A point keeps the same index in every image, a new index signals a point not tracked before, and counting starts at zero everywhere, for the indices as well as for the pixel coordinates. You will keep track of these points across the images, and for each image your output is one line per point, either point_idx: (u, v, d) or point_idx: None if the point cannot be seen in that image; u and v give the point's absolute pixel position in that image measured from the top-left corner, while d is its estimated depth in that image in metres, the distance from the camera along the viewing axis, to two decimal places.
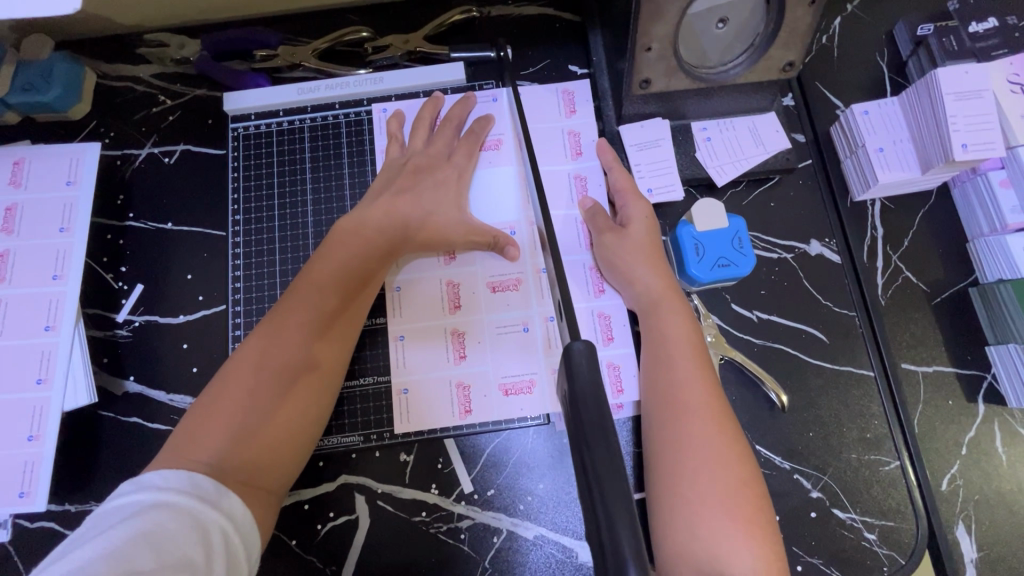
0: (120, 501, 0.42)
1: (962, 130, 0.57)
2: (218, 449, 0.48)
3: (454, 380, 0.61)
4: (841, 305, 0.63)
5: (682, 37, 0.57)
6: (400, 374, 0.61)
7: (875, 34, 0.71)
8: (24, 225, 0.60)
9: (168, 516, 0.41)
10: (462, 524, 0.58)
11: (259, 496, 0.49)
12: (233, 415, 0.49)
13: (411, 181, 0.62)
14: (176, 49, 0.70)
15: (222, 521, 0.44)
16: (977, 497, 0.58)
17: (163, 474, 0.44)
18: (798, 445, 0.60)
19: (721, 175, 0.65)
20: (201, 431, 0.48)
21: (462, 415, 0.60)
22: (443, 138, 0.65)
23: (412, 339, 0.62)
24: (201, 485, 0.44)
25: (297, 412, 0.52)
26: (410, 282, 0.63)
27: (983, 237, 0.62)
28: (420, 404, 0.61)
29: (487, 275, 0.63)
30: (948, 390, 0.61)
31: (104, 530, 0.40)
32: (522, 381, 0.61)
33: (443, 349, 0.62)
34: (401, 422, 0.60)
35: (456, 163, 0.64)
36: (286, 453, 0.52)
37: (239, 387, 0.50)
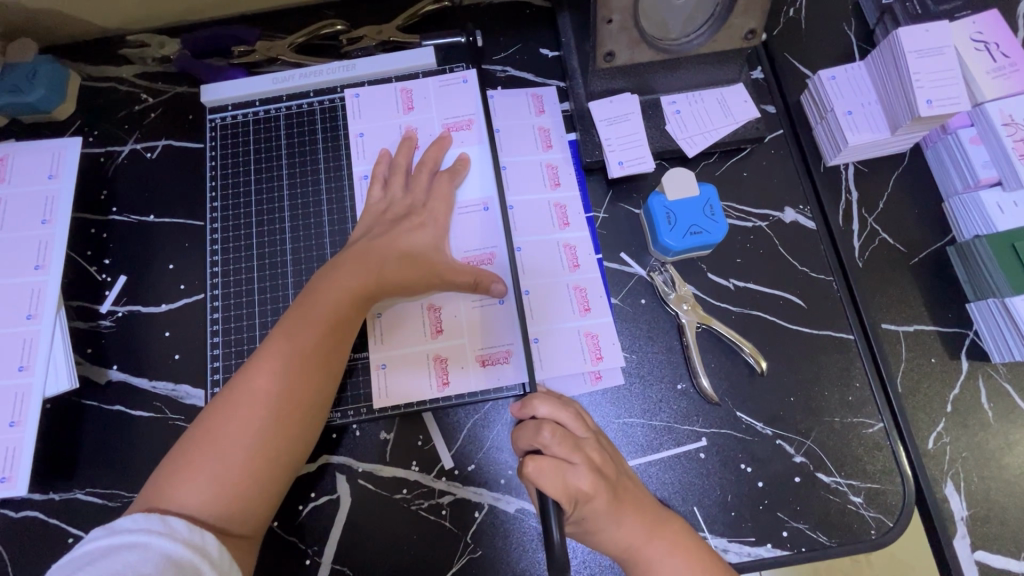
0: (92, 545, 0.42)
1: (927, 87, 0.57)
2: (192, 496, 0.47)
3: (431, 354, 0.60)
4: (817, 270, 0.63)
5: (644, 9, 0.57)
6: (377, 349, 0.61)
7: (841, 5, 0.72)
8: (7, 219, 0.61)
9: (140, 557, 0.41)
10: (443, 500, 0.58)
11: (234, 545, 0.48)
12: (207, 462, 0.48)
13: (387, 227, 0.59)
14: (156, 49, 0.72)
15: (195, 559, 0.43)
16: (964, 455, 0.57)
17: (135, 517, 0.44)
18: (780, 411, 0.59)
19: (691, 146, 0.65)
20: (178, 477, 0.48)
21: (440, 387, 0.60)
22: (421, 184, 0.62)
23: (391, 317, 0.61)
24: (175, 525, 0.44)
25: (272, 459, 0.51)
26: None
27: (957, 195, 0.62)
28: (397, 379, 0.60)
29: (461, 249, 0.63)
30: (930, 348, 0.60)
31: (77, 570, 0.40)
32: (499, 351, 0.60)
33: (418, 325, 0.61)
34: (378, 397, 0.59)
35: (433, 209, 0.61)
36: (263, 502, 0.50)
37: (216, 431, 0.49)
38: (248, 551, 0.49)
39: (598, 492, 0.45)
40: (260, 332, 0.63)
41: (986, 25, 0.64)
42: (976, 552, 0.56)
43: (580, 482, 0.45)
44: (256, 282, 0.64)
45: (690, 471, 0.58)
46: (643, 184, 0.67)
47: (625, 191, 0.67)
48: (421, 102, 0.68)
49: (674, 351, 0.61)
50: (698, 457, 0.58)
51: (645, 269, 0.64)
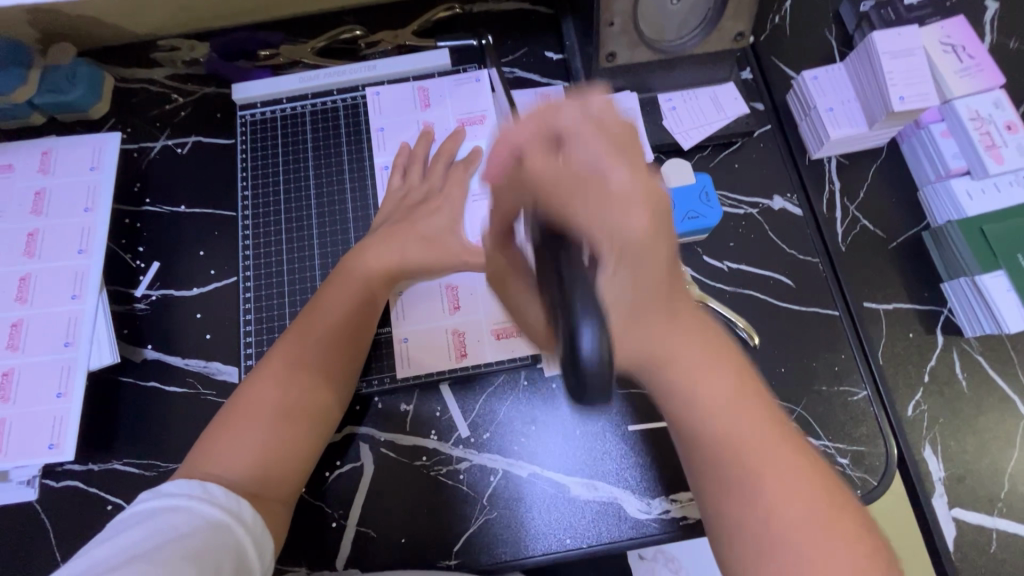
0: (141, 506, 0.47)
1: (900, 85, 0.63)
2: (237, 463, 0.51)
3: (449, 329, 0.65)
4: (804, 253, 0.68)
5: (642, 14, 0.63)
6: (398, 325, 0.65)
7: (823, 12, 0.78)
8: (52, 207, 0.65)
9: (181, 519, 0.45)
10: (460, 466, 0.62)
11: (269, 508, 0.52)
12: (247, 433, 0.53)
13: (406, 215, 0.65)
14: (187, 52, 0.78)
15: (229, 523, 0.47)
16: (941, 420, 0.62)
17: (177, 483, 0.48)
18: (772, 381, 0.64)
19: (686, 139, 0.71)
20: (220, 446, 0.52)
21: (458, 358, 0.64)
22: (438, 174, 0.68)
23: (412, 296, 0.66)
24: (213, 491, 0.48)
25: (309, 428, 0.56)
26: None
27: (930, 183, 0.68)
28: (418, 351, 0.64)
29: (476, 234, 0.68)
30: (908, 324, 0.65)
31: (125, 529, 0.45)
32: (512, 325, 0.64)
33: (437, 303, 0.66)
34: (400, 368, 0.64)
35: (449, 193, 0.66)
36: (295, 471, 0.55)
37: (255, 405, 0.54)
38: (285, 513, 0.53)
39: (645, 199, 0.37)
40: (289, 310, 0.68)
41: (953, 30, 0.70)
42: (953, 509, 0.61)
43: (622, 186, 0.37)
44: (285, 266, 0.69)
45: None
46: None
47: None
48: (437, 99, 0.73)
49: None
50: None
51: None
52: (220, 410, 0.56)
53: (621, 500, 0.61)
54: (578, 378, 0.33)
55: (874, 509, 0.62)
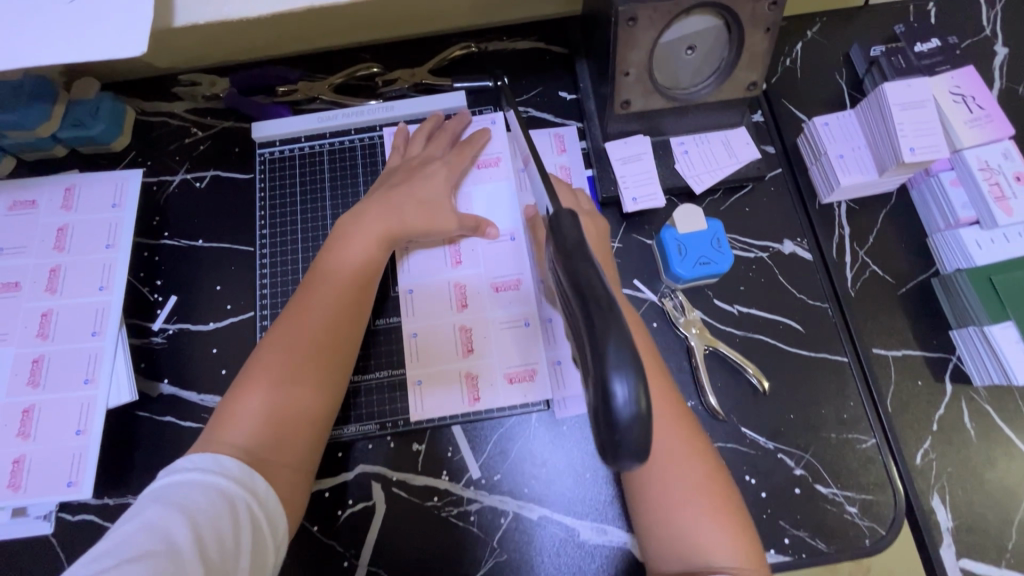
0: (158, 484, 0.49)
1: (909, 136, 0.64)
2: (245, 433, 0.54)
3: (461, 371, 0.66)
4: (814, 298, 0.69)
5: (656, 63, 0.64)
6: (412, 366, 0.66)
7: (833, 56, 0.79)
8: (74, 243, 0.67)
9: (201, 494, 0.48)
10: (471, 507, 0.63)
11: (281, 473, 0.54)
12: (257, 401, 0.55)
13: (405, 177, 0.68)
14: (207, 87, 0.79)
15: (246, 497, 0.50)
16: (950, 470, 0.63)
17: (193, 457, 0.50)
18: (781, 426, 0.64)
19: (698, 183, 0.72)
20: (232, 417, 0.55)
21: (471, 402, 0.65)
22: (438, 145, 0.71)
23: (420, 290, 0.68)
24: (228, 466, 0.51)
25: (316, 391, 0.58)
26: (420, 282, 0.68)
27: (939, 231, 0.69)
28: (430, 393, 0.65)
29: (490, 276, 0.68)
30: (917, 372, 0.66)
31: (144, 506, 0.47)
32: (525, 370, 0.65)
33: (451, 344, 0.66)
34: (414, 410, 0.65)
35: (447, 162, 0.69)
36: (305, 434, 0.57)
37: (258, 381, 0.56)
38: (300, 479, 0.56)
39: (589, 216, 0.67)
40: None
41: (964, 80, 0.71)
42: (962, 560, 0.61)
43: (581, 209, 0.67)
44: None
45: None
46: (654, 218, 0.73)
47: (637, 223, 0.72)
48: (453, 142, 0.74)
49: (683, 371, 0.67)
50: None
51: (657, 295, 0.70)
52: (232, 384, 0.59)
53: (631, 545, 0.61)
54: (613, 430, 0.34)
55: (778, 573, 0.62)
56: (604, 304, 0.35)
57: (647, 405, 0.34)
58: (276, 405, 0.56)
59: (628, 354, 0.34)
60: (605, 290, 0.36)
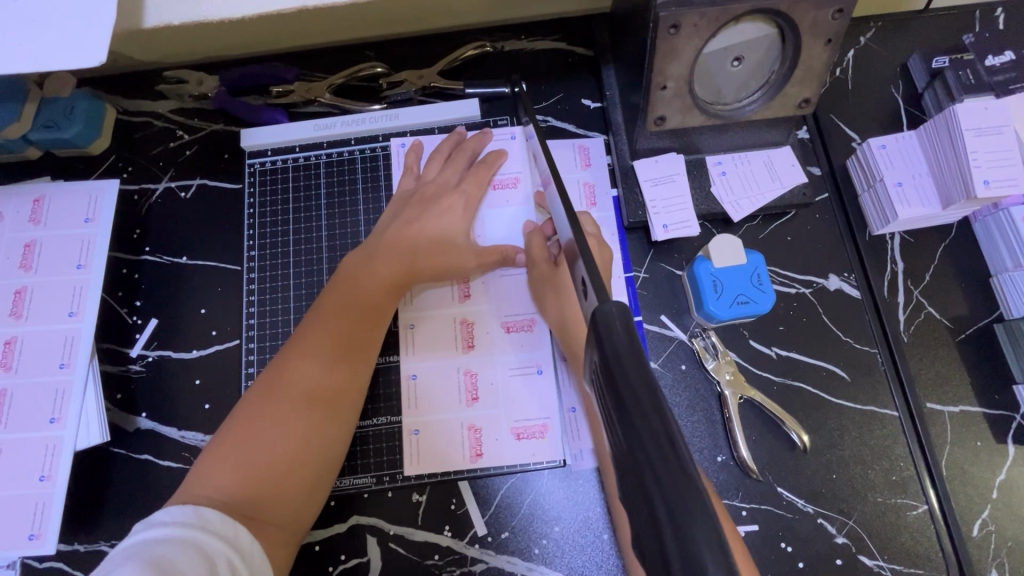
0: (131, 539, 0.43)
1: (983, 167, 0.57)
2: (231, 480, 0.48)
3: (465, 423, 0.60)
4: (862, 342, 0.62)
5: (698, 75, 0.56)
6: (411, 415, 0.60)
7: (889, 67, 0.71)
8: (42, 262, 0.60)
9: (177, 551, 0.41)
10: (475, 568, 0.57)
11: (268, 530, 0.48)
12: (246, 447, 0.49)
13: (418, 211, 0.62)
14: (194, 86, 0.70)
15: (229, 552, 0.43)
16: (1010, 544, 0.56)
17: (170, 510, 0.44)
18: (822, 487, 0.58)
19: (737, 210, 0.64)
20: (217, 463, 0.49)
21: (474, 457, 0.59)
22: (455, 167, 0.65)
23: (423, 330, 0.62)
24: (207, 517, 0.44)
25: (315, 436, 0.52)
26: (425, 319, 0.62)
27: (1006, 272, 0.61)
28: (430, 446, 0.59)
29: (502, 314, 0.62)
30: (976, 430, 0.59)
31: (113, 565, 0.40)
32: (535, 425, 0.60)
33: (454, 391, 0.60)
34: (410, 465, 0.59)
35: (464, 191, 0.63)
36: (299, 488, 0.50)
37: (250, 425, 0.50)
38: (289, 538, 0.49)
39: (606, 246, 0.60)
40: None
41: None
42: None
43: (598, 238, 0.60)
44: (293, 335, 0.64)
45: None
46: (685, 246, 0.66)
47: (666, 251, 0.65)
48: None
49: (713, 421, 0.60)
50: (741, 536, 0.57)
51: (686, 333, 0.63)
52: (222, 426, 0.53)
53: None
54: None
55: None
56: (691, 500, 0.28)
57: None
58: (268, 453, 0.50)
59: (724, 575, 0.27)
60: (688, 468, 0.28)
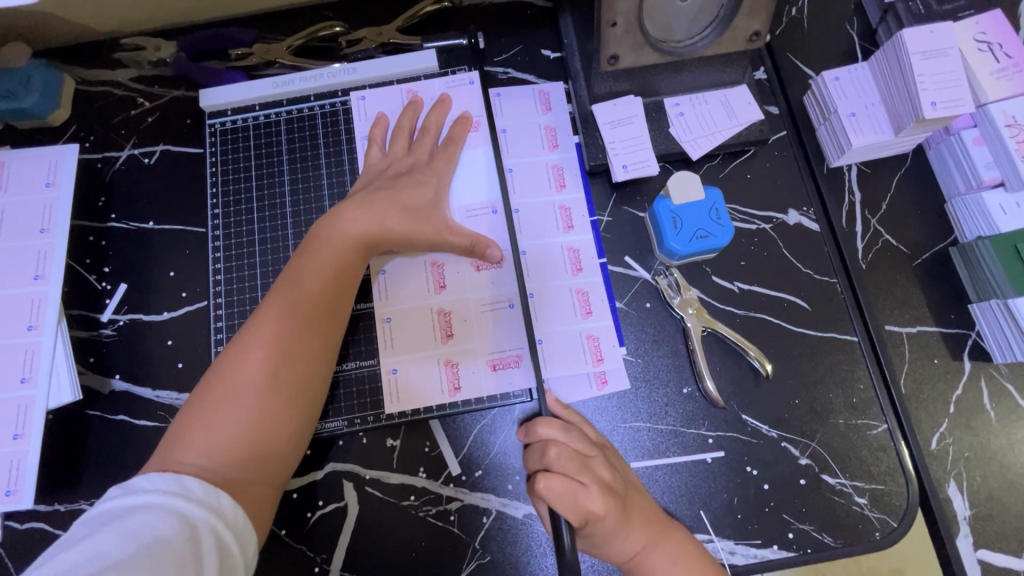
0: (110, 505, 0.43)
1: (931, 89, 0.58)
2: (210, 448, 0.49)
3: (441, 359, 0.61)
4: (821, 273, 0.63)
5: (647, 12, 0.57)
6: (387, 354, 0.61)
7: (844, 4, 0.71)
8: (5, 228, 0.60)
9: (158, 519, 0.42)
10: (451, 507, 0.58)
11: (251, 493, 0.49)
12: (222, 417, 0.50)
13: (391, 183, 0.61)
14: (153, 52, 0.70)
15: (211, 519, 0.44)
16: (967, 455, 0.58)
17: (150, 478, 0.45)
18: (785, 413, 0.59)
19: (696, 149, 0.65)
20: (196, 433, 0.49)
21: (452, 392, 0.60)
22: (399, 144, 0.64)
23: (394, 274, 0.63)
24: (189, 486, 0.45)
25: (292, 406, 0.53)
26: (395, 265, 0.63)
27: (959, 196, 0.63)
28: (408, 385, 0.60)
29: None
30: (932, 349, 0.61)
31: (93, 531, 0.41)
32: (510, 355, 0.61)
33: (429, 329, 0.61)
34: (390, 403, 0.60)
35: (419, 162, 0.63)
36: (276, 455, 0.52)
37: (227, 391, 0.51)
38: (271, 497, 0.51)
39: (609, 512, 0.47)
40: None
41: (989, 25, 0.64)
42: (979, 550, 0.57)
43: (591, 501, 0.47)
44: (259, 291, 0.64)
45: (697, 475, 0.58)
46: (646, 187, 0.66)
47: (629, 194, 0.66)
48: (427, 105, 0.68)
49: (678, 354, 0.61)
50: (707, 462, 0.58)
51: (650, 272, 0.64)
52: (192, 393, 0.53)
53: None
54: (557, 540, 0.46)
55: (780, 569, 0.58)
56: None
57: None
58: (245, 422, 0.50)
59: None
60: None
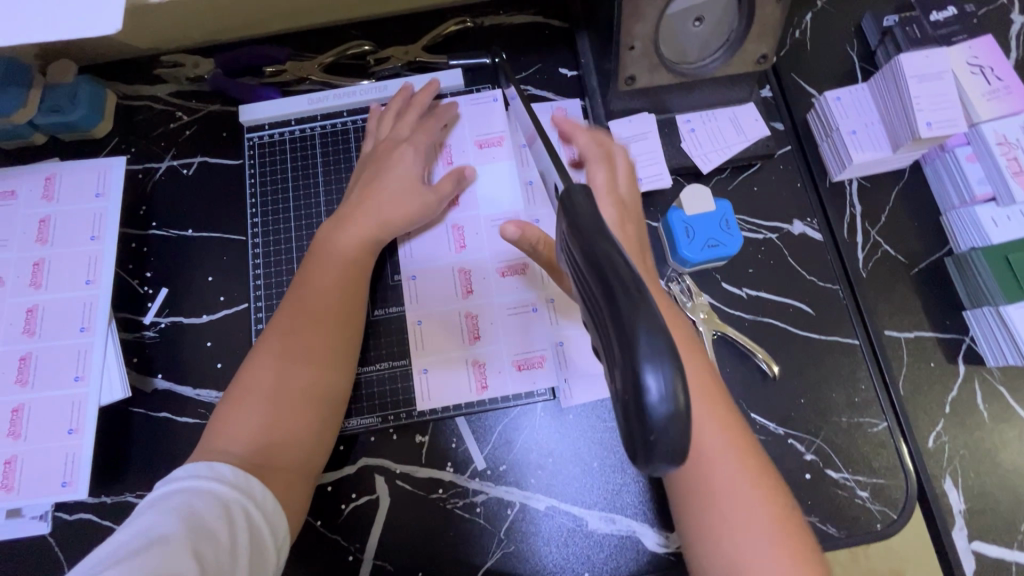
0: (152, 492, 0.47)
1: (926, 109, 0.62)
2: (242, 437, 0.53)
3: (469, 360, 0.64)
4: (824, 280, 0.67)
5: (662, 36, 0.61)
6: (418, 356, 0.65)
7: (844, 27, 0.76)
8: (57, 235, 0.64)
9: (197, 500, 0.46)
10: (477, 499, 0.62)
11: (281, 477, 0.53)
12: (251, 409, 0.54)
13: (377, 165, 0.66)
14: (191, 69, 0.75)
15: (244, 501, 0.48)
16: (962, 452, 0.62)
17: (187, 466, 0.48)
18: (791, 411, 0.63)
19: (705, 162, 0.69)
20: (229, 426, 0.53)
21: (479, 390, 0.64)
22: (405, 121, 0.68)
23: (424, 279, 0.67)
24: (222, 472, 0.49)
25: (315, 388, 0.57)
26: (423, 270, 0.67)
27: (954, 209, 0.66)
28: (441, 385, 0.64)
29: (496, 261, 0.67)
30: (929, 353, 0.64)
31: (140, 512, 0.45)
32: (534, 357, 0.64)
33: (457, 333, 0.65)
34: (421, 400, 0.64)
35: (414, 141, 0.67)
36: (304, 440, 0.55)
37: (253, 385, 0.55)
38: (302, 483, 0.55)
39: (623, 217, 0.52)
40: None
41: (981, 50, 0.68)
42: (974, 541, 0.60)
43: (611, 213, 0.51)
44: None
45: None
46: (660, 199, 0.70)
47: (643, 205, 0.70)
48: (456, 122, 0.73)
49: None
50: None
51: (663, 278, 0.68)
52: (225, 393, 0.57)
53: (640, 533, 0.60)
54: (646, 435, 0.30)
55: None
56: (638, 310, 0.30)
57: (686, 397, 0.29)
58: (271, 411, 0.54)
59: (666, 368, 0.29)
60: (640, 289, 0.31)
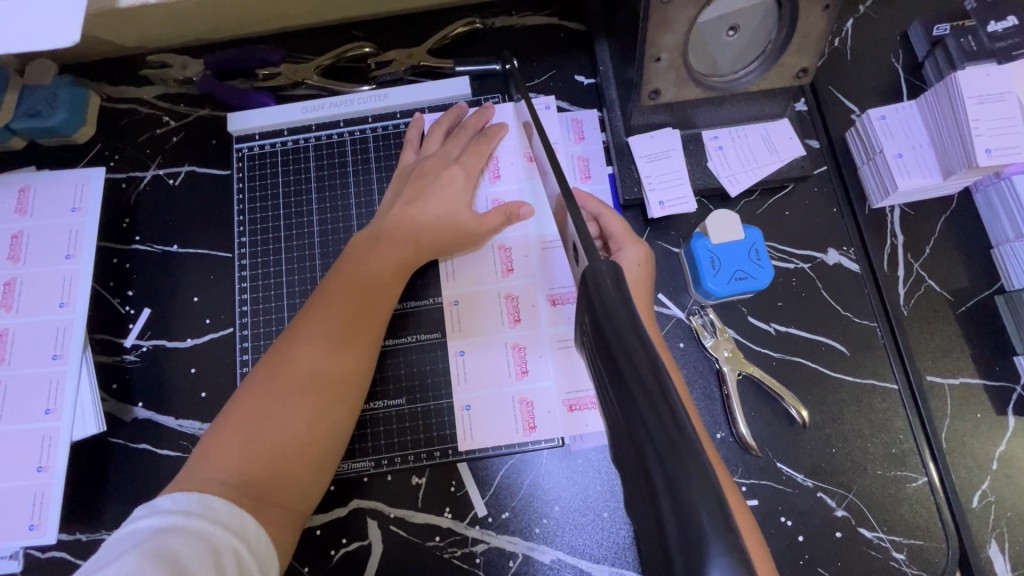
0: (135, 527, 0.42)
1: (986, 135, 0.56)
2: (234, 463, 0.47)
3: (517, 397, 0.60)
4: (861, 317, 0.61)
5: (691, 46, 0.55)
6: (461, 390, 0.60)
7: (889, 36, 0.69)
8: (30, 253, 0.60)
9: (181, 540, 0.41)
10: (476, 549, 0.57)
11: (273, 514, 0.47)
12: (248, 433, 0.49)
13: (420, 187, 0.62)
14: (178, 70, 0.68)
15: (234, 542, 0.43)
16: (1010, 514, 0.56)
17: (174, 496, 0.44)
18: (822, 461, 0.58)
19: (734, 184, 0.63)
20: (221, 448, 0.48)
21: (528, 431, 0.59)
22: (457, 143, 0.64)
23: (466, 303, 0.62)
24: (213, 506, 0.44)
25: (324, 417, 0.51)
26: (467, 295, 0.62)
27: (1008, 243, 0.60)
28: (483, 422, 0.59)
29: (549, 287, 0.62)
30: (976, 403, 0.59)
31: (117, 556, 0.40)
32: (586, 396, 0.59)
33: (504, 366, 0.60)
34: (463, 439, 0.59)
35: (464, 163, 0.63)
36: (302, 474, 0.50)
37: (254, 405, 0.50)
38: (292, 519, 0.49)
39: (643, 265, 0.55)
40: None
41: None
42: None
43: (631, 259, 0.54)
44: (286, 322, 0.63)
45: None
46: (681, 223, 0.65)
47: (663, 228, 0.64)
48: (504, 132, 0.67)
49: (712, 399, 0.60)
50: None
51: (684, 311, 0.62)
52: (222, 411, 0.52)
53: None
54: None
55: None
56: (689, 466, 0.27)
57: None
58: (272, 438, 0.49)
59: (725, 540, 0.26)
60: (691, 448, 0.28)
